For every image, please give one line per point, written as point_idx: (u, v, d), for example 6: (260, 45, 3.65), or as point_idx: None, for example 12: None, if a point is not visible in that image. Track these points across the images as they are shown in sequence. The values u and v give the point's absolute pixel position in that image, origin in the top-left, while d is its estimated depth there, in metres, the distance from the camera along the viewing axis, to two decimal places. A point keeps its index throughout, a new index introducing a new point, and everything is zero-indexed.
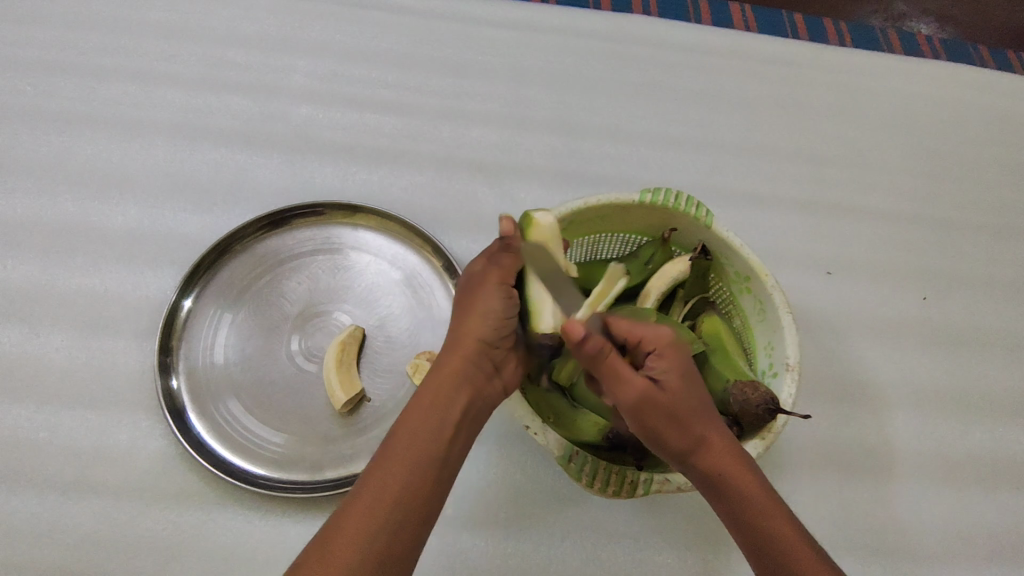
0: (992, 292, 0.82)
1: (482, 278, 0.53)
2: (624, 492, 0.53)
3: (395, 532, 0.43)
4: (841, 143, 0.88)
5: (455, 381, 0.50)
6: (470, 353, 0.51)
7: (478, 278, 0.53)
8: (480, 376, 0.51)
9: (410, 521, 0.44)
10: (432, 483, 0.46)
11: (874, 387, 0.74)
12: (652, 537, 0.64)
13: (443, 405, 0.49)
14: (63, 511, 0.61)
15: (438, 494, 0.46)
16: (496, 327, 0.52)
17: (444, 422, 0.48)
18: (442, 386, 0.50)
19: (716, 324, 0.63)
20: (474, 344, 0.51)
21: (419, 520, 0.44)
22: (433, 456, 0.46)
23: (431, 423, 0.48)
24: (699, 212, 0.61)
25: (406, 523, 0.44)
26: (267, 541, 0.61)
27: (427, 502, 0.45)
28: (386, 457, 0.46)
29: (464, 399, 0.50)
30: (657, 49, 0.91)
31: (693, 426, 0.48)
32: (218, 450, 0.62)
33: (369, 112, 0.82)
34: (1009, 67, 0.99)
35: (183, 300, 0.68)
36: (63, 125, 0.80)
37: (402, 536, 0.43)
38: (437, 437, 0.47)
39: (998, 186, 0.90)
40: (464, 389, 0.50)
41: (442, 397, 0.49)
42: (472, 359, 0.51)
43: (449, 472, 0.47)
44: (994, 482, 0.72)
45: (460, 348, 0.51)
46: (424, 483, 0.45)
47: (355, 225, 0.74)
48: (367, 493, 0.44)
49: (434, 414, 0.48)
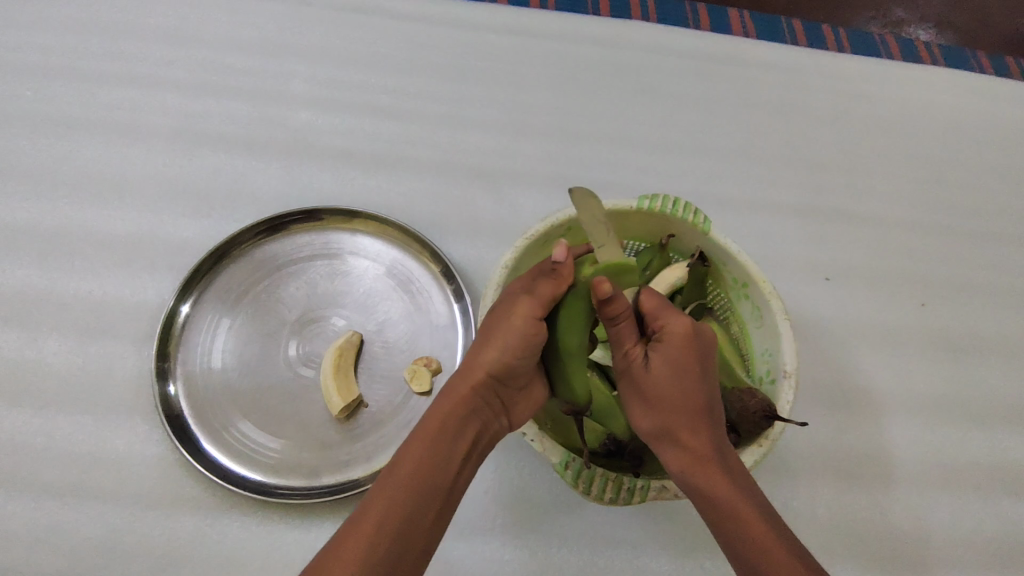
0: (991, 298, 0.83)
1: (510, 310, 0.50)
2: (621, 498, 0.53)
3: (398, 559, 0.43)
4: (839, 149, 0.88)
5: (463, 411, 0.50)
6: (480, 386, 0.51)
7: (508, 308, 0.51)
8: (486, 410, 0.51)
9: (413, 548, 0.44)
10: (436, 511, 0.46)
11: (872, 393, 0.74)
12: (650, 542, 0.64)
13: (451, 435, 0.48)
14: (59, 516, 0.61)
15: (441, 521, 0.46)
16: (511, 363, 0.51)
17: (452, 451, 0.48)
18: (450, 416, 0.49)
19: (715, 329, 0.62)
20: (487, 378, 0.51)
21: (423, 546, 0.44)
22: (440, 484, 0.46)
23: (438, 451, 0.47)
24: (698, 218, 0.61)
25: (411, 549, 0.43)
26: (264, 546, 0.61)
27: (431, 529, 0.45)
28: (391, 482, 0.45)
29: (472, 431, 0.50)
30: (655, 56, 0.91)
31: (661, 415, 0.50)
32: (216, 456, 0.62)
33: (368, 118, 0.83)
34: (1006, 75, 0.99)
35: (182, 305, 0.68)
36: (62, 128, 0.80)
37: (405, 562, 0.43)
38: (444, 465, 0.47)
39: (994, 193, 0.90)
40: (471, 421, 0.50)
41: (450, 425, 0.49)
42: (482, 392, 0.51)
43: (453, 501, 0.47)
44: (990, 489, 0.72)
45: (472, 379, 0.51)
46: (428, 510, 0.45)
47: (354, 230, 0.74)
48: (370, 518, 0.43)
49: (442, 442, 0.48)
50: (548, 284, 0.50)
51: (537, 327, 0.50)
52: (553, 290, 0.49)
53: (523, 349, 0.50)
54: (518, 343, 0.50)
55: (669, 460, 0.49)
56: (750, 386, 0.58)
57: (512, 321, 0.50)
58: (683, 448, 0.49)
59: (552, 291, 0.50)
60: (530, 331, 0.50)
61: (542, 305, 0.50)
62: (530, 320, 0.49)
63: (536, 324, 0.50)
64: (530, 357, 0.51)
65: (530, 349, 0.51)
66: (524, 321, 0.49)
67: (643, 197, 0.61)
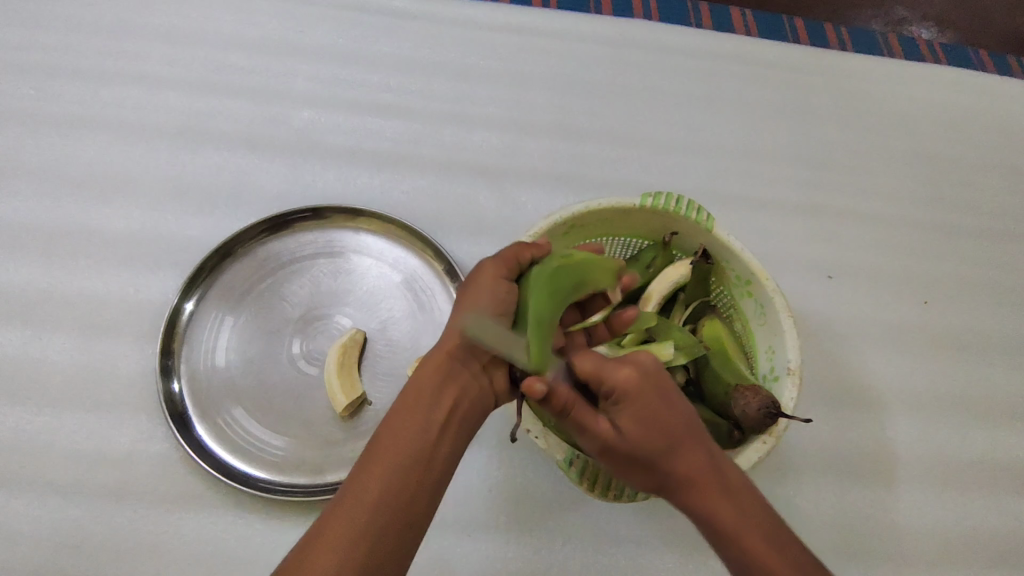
0: (993, 296, 0.83)
1: (475, 276, 0.53)
2: (624, 496, 0.54)
3: (378, 538, 0.42)
4: (841, 147, 0.88)
5: (440, 378, 0.49)
6: (456, 349, 0.50)
7: (475, 272, 0.53)
8: (466, 374, 0.50)
9: (392, 524, 0.43)
10: (417, 483, 0.45)
11: (875, 391, 0.74)
12: (653, 540, 0.64)
13: (428, 404, 0.47)
14: (62, 514, 0.61)
15: (423, 496, 0.45)
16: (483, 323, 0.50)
17: (429, 421, 0.47)
18: (424, 384, 0.48)
19: (717, 328, 0.64)
20: (460, 339, 0.50)
21: (403, 522, 0.43)
22: (417, 456, 0.45)
23: (414, 423, 0.47)
24: (700, 216, 0.62)
25: (389, 526, 0.43)
26: (268, 544, 0.61)
27: (412, 504, 0.44)
28: (369, 461, 0.45)
29: (450, 396, 0.49)
30: (657, 55, 0.91)
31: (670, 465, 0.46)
32: (219, 454, 0.62)
33: (371, 116, 0.83)
34: (1007, 73, 0.99)
35: (186, 302, 0.68)
36: (64, 126, 0.80)
37: (384, 541, 0.42)
38: (422, 436, 0.46)
39: (995, 191, 0.90)
40: (450, 388, 0.49)
41: (426, 395, 0.48)
42: (457, 355, 0.50)
43: (436, 474, 0.46)
44: (993, 487, 0.72)
45: (446, 343, 0.50)
46: (407, 485, 0.44)
47: (358, 228, 0.74)
48: (349, 499, 0.43)
49: (418, 412, 0.47)
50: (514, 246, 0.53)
51: (502, 285, 0.52)
52: (515, 252, 0.53)
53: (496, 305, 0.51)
54: (485, 299, 0.50)
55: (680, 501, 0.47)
56: (754, 383, 0.58)
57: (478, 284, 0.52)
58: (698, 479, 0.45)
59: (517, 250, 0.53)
60: (497, 288, 0.51)
61: (504, 265, 0.52)
62: (496, 279, 0.52)
63: (504, 283, 0.52)
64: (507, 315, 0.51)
65: (506, 308, 0.51)
66: (493, 281, 0.51)
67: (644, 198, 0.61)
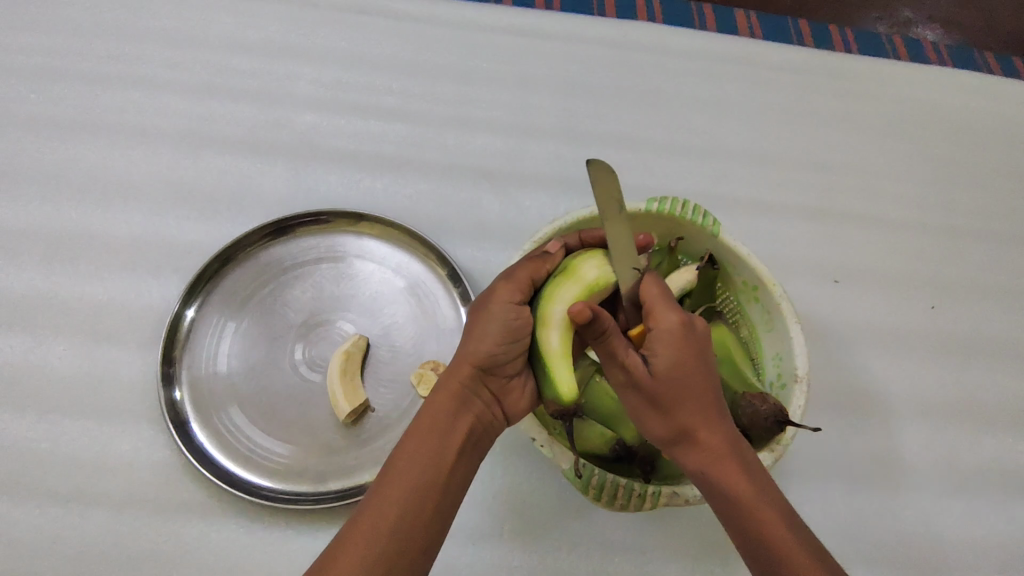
0: (1002, 301, 0.82)
1: (489, 299, 0.51)
2: (632, 505, 0.52)
3: (396, 559, 0.42)
4: (847, 149, 0.88)
5: (452, 407, 0.49)
6: (468, 379, 0.51)
7: (489, 294, 0.52)
8: (478, 401, 0.51)
9: (409, 547, 0.43)
10: (432, 508, 0.45)
11: (883, 396, 0.74)
12: (660, 548, 0.63)
13: (443, 431, 0.48)
14: (63, 522, 0.61)
15: (439, 519, 0.45)
16: (494, 353, 0.50)
17: (444, 447, 0.47)
18: (438, 413, 0.49)
19: (724, 335, 0.60)
20: (472, 368, 0.51)
21: (420, 546, 0.43)
22: (433, 482, 0.46)
23: (429, 449, 0.47)
24: (706, 221, 0.61)
25: (407, 546, 0.43)
26: (271, 552, 0.61)
27: (429, 527, 0.44)
28: (382, 486, 0.45)
29: (465, 424, 0.49)
30: (661, 57, 0.90)
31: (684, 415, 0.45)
32: (221, 461, 0.62)
33: (374, 120, 0.82)
34: (1013, 75, 0.98)
35: (188, 308, 0.68)
36: (65, 131, 0.80)
37: (403, 562, 0.42)
38: (436, 462, 0.46)
39: (1002, 194, 0.89)
40: (463, 415, 0.50)
41: (440, 422, 0.48)
42: (470, 384, 0.51)
43: (451, 498, 0.46)
44: (1003, 493, 0.71)
45: (458, 372, 0.51)
46: (424, 509, 0.44)
47: (360, 233, 0.73)
48: (365, 525, 0.43)
49: (433, 439, 0.47)
50: (526, 267, 0.52)
51: (513, 311, 0.50)
52: (529, 275, 0.52)
53: (507, 334, 0.50)
54: (500, 329, 0.50)
55: (689, 460, 0.45)
56: (762, 391, 0.57)
57: (490, 309, 0.51)
58: (712, 455, 0.44)
59: (529, 272, 0.52)
60: (508, 315, 0.50)
61: (518, 288, 0.51)
62: (508, 305, 0.50)
63: (515, 309, 0.51)
64: (517, 344, 0.51)
65: (514, 335, 0.50)
66: (502, 308, 0.50)
67: (593, 158, 0.51)
